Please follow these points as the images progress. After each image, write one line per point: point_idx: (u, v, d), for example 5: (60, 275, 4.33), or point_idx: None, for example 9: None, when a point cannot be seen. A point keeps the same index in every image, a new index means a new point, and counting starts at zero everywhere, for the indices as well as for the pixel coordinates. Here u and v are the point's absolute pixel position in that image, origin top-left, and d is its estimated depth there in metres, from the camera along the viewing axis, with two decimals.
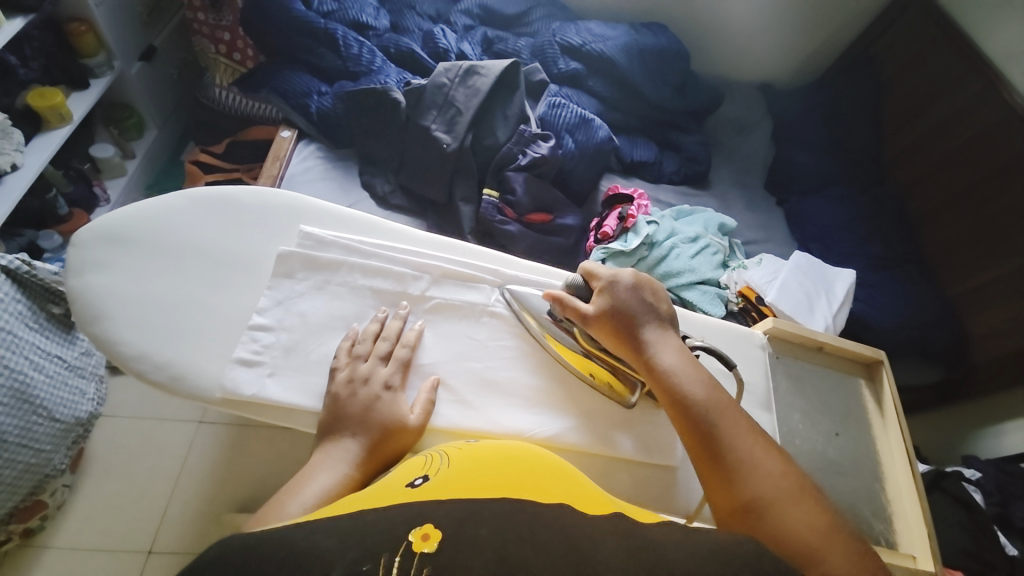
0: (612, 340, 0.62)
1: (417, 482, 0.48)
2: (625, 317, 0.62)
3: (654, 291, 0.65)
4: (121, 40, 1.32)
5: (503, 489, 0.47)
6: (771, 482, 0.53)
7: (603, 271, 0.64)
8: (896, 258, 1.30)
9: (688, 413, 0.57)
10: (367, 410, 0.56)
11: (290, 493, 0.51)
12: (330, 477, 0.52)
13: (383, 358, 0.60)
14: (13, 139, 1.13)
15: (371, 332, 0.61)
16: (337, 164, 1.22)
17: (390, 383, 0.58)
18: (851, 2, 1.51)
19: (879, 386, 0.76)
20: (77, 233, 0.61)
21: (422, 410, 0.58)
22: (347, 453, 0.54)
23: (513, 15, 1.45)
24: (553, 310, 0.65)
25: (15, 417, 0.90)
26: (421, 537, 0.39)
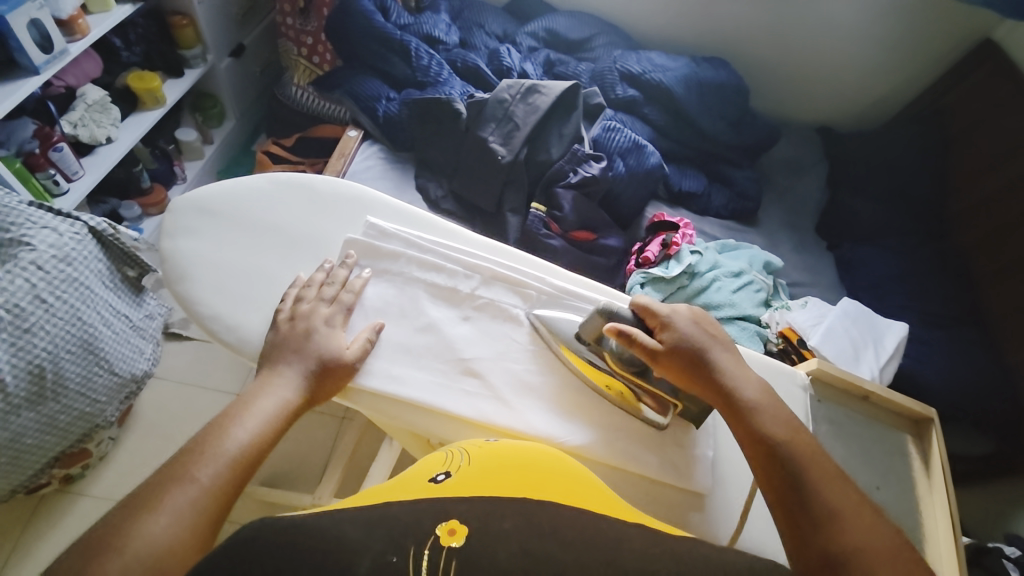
0: (676, 376, 0.61)
1: (439, 478, 0.51)
2: (691, 354, 0.61)
3: (710, 325, 0.65)
4: (216, 36, 1.45)
5: (522, 487, 0.49)
6: (844, 499, 0.53)
7: (662, 306, 0.64)
8: (951, 318, 1.24)
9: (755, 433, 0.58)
10: (303, 344, 0.57)
11: (230, 421, 0.51)
12: (272, 404, 0.53)
13: (326, 300, 0.61)
14: (111, 115, 1.25)
15: (319, 277, 0.62)
16: (396, 166, 1.28)
17: (330, 322, 0.60)
18: (923, 52, 1.48)
19: (927, 444, 0.73)
20: (174, 201, 0.68)
21: (360, 346, 0.60)
22: (286, 380, 0.55)
23: (577, 41, 1.50)
24: (584, 337, 0.64)
25: (79, 365, 0.97)
26: (449, 533, 0.42)
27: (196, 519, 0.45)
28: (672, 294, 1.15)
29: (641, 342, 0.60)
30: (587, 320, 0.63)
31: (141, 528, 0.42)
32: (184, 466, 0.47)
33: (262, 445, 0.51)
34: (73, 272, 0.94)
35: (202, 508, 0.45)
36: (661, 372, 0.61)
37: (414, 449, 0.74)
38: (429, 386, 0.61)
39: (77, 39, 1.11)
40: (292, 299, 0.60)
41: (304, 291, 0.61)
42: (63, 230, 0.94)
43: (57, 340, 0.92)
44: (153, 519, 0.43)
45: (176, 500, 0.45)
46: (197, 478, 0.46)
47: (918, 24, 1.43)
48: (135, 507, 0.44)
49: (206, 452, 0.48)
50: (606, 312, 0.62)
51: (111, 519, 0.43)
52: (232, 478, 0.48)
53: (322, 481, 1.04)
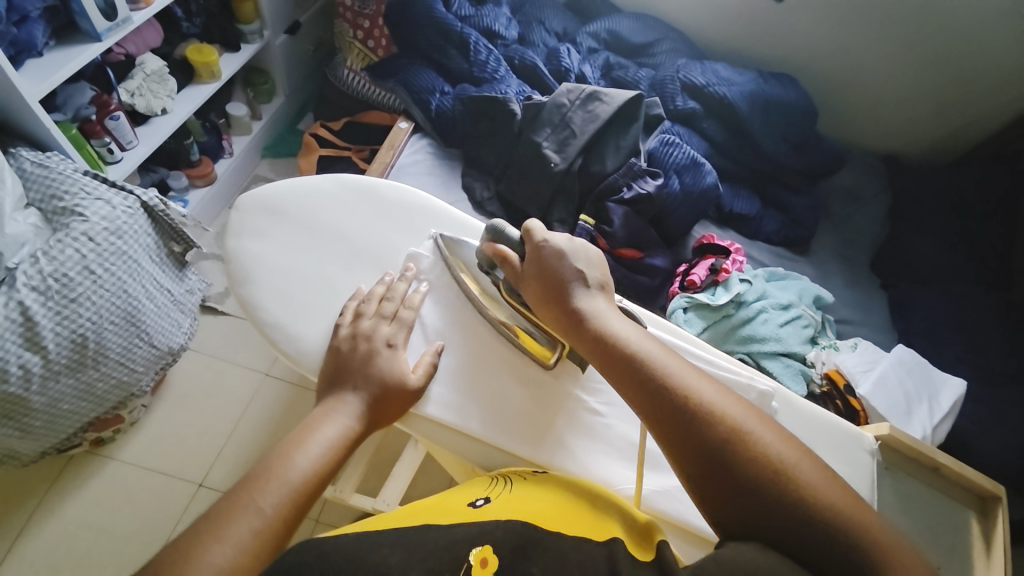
0: (543, 304, 0.58)
1: (478, 503, 0.50)
2: (554, 277, 0.57)
3: (587, 252, 0.59)
4: (275, 12, 1.43)
5: (561, 520, 0.47)
6: (719, 432, 0.46)
7: (535, 227, 0.60)
8: (1012, 376, 1.17)
9: (620, 364, 0.52)
10: (364, 365, 0.55)
11: (294, 446, 0.49)
12: (335, 430, 0.51)
13: (386, 317, 0.59)
14: (167, 86, 1.26)
15: (377, 293, 0.60)
16: (444, 162, 1.25)
17: (392, 342, 0.58)
18: (1012, 87, 1.37)
19: (992, 524, 0.69)
20: (242, 198, 0.67)
21: (423, 371, 0.58)
22: (349, 406, 0.52)
23: (639, 45, 1.44)
24: (479, 262, 0.64)
25: (121, 337, 0.98)
26: (479, 563, 0.40)
27: (257, 551, 0.42)
28: (716, 322, 1.10)
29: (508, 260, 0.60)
30: (478, 243, 0.64)
31: (205, 556, 0.40)
32: (249, 494, 0.45)
33: (325, 475, 0.49)
34: (123, 245, 0.95)
35: (262, 540, 0.43)
36: (529, 298, 0.59)
37: (454, 471, 0.73)
38: (484, 418, 0.59)
39: (140, 8, 1.10)
40: (354, 313, 0.59)
41: (365, 305, 0.59)
42: (117, 203, 0.96)
43: (101, 312, 0.93)
44: (216, 548, 0.41)
45: (240, 530, 0.42)
46: (262, 508, 0.44)
47: (1013, 55, 1.32)
48: (203, 534, 0.42)
49: (272, 479, 0.46)
50: (493, 231, 0.62)
51: (175, 542, 0.41)
52: (295, 510, 0.46)
53: (344, 475, 1.00)
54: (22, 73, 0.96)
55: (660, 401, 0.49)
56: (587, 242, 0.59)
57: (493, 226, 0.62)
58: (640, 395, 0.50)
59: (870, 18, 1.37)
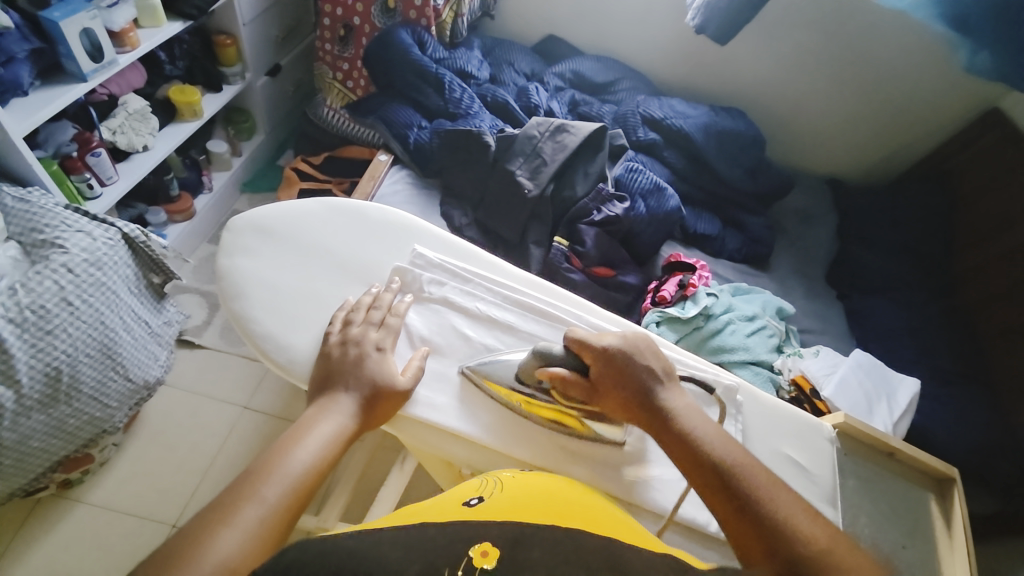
0: (619, 405, 0.58)
1: (472, 502, 0.50)
2: (627, 379, 0.58)
3: (649, 347, 0.61)
4: (256, 56, 1.50)
5: (563, 516, 0.48)
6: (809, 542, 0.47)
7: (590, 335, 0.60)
8: (960, 375, 1.26)
9: (704, 466, 0.53)
10: (354, 367, 0.57)
11: (293, 441, 0.51)
12: (331, 427, 0.53)
13: (375, 324, 0.61)
14: (150, 124, 1.29)
15: (364, 302, 0.63)
16: (422, 191, 1.31)
17: (380, 346, 0.60)
18: (930, 116, 1.54)
19: (949, 504, 0.74)
20: (232, 220, 0.70)
21: (412, 374, 0.60)
22: (343, 406, 0.54)
23: (602, 84, 1.57)
24: (522, 377, 0.62)
25: (96, 370, 0.96)
26: (482, 554, 0.40)
27: (262, 537, 0.44)
28: (687, 334, 1.15)
29: (567, 376, 0.59)
30: (524, 361, 0.62)
31: (214, 542, 0.42)
32: (252, 485, 0.47)
33: (323, 469, 0.50)
34: (102, 276, 0.95)
35: (268, 527, 0.45)
36: (601, 401, 0.59)
37: (440, 479, 0.75)
38: (472, 418, 0.61)
39: (126, 51, 1.15)
40: (342, 321, 0.61)
41: (352, 314, 0.62)
42: (98, 234, 0.97)
43: (77, 344, 0.92)
44: (225, 534, 0.43)
45: (246, 518, 0.44)
46: (265, 497, 0.46)
47: (928, 88, 1.50)
48: (210, 522, 0.43)
49: (273, 472, 0.48)
50: (540, 353, 0.61)
51: (182, 530, 0.43)
52: (297, 500, 0.48)
53: (329, 502, 0.98)
54: (6, 111, 0.98)
55: (744, 504, 0.51)
56: (643, 335, 0.61)
57: (542, 346, 0.61)
58: (727, 496, 0.51)
59: (804, 58, 1.54)
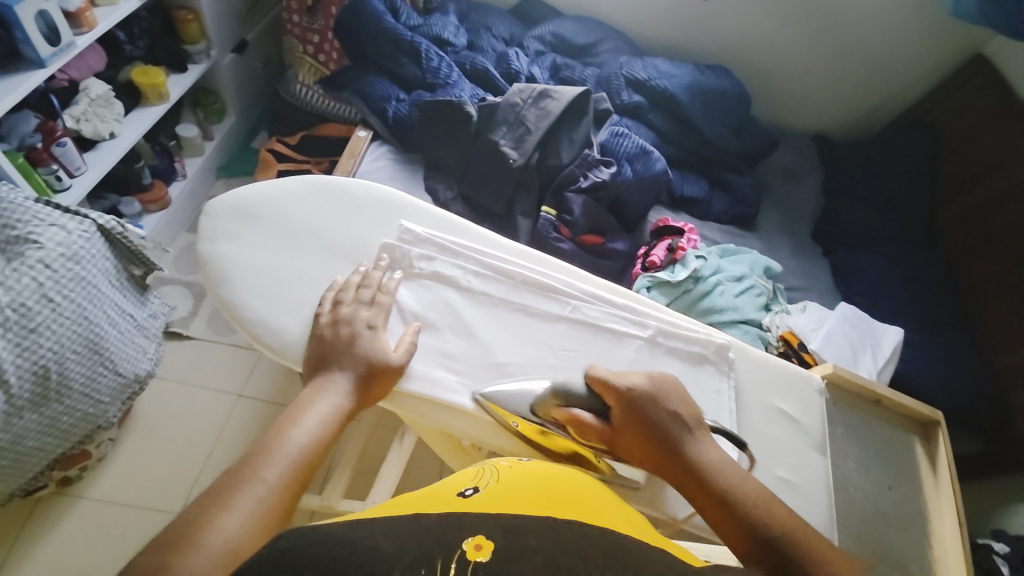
0: (644, 455, 0.57)
1: (467, 493, 0.47)
2: (652, 428, 0.56)
3: (674, 390, 0.59)
4: (220, 31, 1.42)
5: (561, 508, 0.45)
6: None
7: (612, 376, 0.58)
8: (943, 323, 1.30)
9: (734, 520, 0.52)
10: (348, 347, 0.57)
11: (289, 423, 0.51)
12: (328, 407, 0.53)
13: (365, 302, 0.61)
14: (114, 110, 1.23)
15: (353, 281, 0.62)
16: (404, 167, 1.28)
17: (372, 324, 0.60)
18: (915, 66, 1.53)
19: (934, 445, 0.77)
20: (209, 204, 0.68)
21: (405, 350, 0.60)
22: (338, 384, 0.55)
23: (583, 46, 1.52)
24: (535, 411, 0.58)
25: (84, 365, 0.95)
26: (475, 547, 0.37)
27: (264, 517, 0.44)
28: (678, 298, 1.17)
29: (586, 419, 0.56)
30: (540, 394, 0.58)
31: (215, 523, 0.42)
32: (250, 467, 0.47)
33: (322, 448, 0.51)
34: (81, 271, 0.92)
35: (268, 507, 0.45)
36: (624, 448, 0.57)
37: (441, 453, 0.76)
38: (469, 390, 0.61)
39: (83, 32, 1.08)
40: (332, 300, 0.61)
41: (341, 293, 0.61)
42: (72, 228, 0.93)
43: (63, 340, 0.90)
44: (225, 517, 0.42)
45: (246, 500, 0.44)
46: (265, 478, 0.46)
47: (912, 37, 1.49)
48: (209, 506, 0.43)
49: (272, 453, 0.48)
50: (557, 390, 0.58)
51: (181, 517, 0.43)
52: (297, 480, 0.48)
53: (330, 482, 1.00)
54: None
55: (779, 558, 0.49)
56: (667, 376, 0.60)
57: (557, 379, 0.58)
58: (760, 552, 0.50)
59: (789, 10, 1.50)
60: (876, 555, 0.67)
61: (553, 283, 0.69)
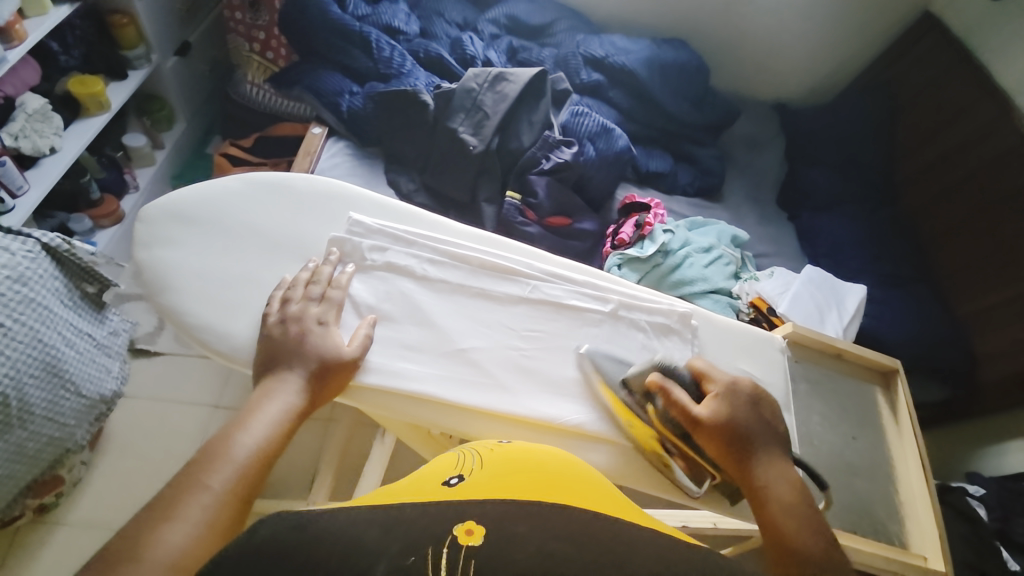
0: (719, 452, 0.56)
1: (452, 481, 0.44)
2: (737, 427, 0.57)
3: (772, 407, 0.60)
4: (160, 34, 1.37)
5: (547, 492, 0.42)
6: None
7: (720, 375, 0.60)
8: (907, 277, 1.34)
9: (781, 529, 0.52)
10: (298, 345, 0.56)
11: (237, 427, 0.51)
12: (279, 407, 0.53)
13: (315, 299, 0.60)
14: (53, 123, 1.17)
15: (301, 278, 0.61)
16: (364, 161, 1.25)
17: (323, 320, 0.59)
18: (866, 27, 1.56)
19: (894, 394, 0.79)
20: (146, 210, 0.65)
21: (359, 343, 0.59)
22: (289, 384, 0.54)
23: (539, 26, 1.50)
24: (630, 384, 0.60)
25: (45, 389, 0.92)
26: (466, 532, 0.35)
27: (209, 525, 0.44)
28: (648, 273, 1.17)
29: (679, 401, 0.57)
30: (637, 368, 0.61)
31: (157, 536, 0.41)
32: (196, 476, 0.46)
33: (272, 450, 0.51)
34: (30, 292, 0.88)
35: (216, 515, 0.45)
36: (700, 440, 0.57)
37: (415, 444, 0.76)
38: (431, 378, 0.61)
39: (14, 46, 1.02)
40: (282, 299, 0.59)
41: (290, 291, 0.60)
42: (15, 248, 0.88)
43: (19, 365, 0.87)
44: (169, 528, 0.42)
45: (191, 509, 0.44)
46: (210, 485, 0.46)
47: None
48: (153, 517, 0.43)
49: (218, 460, 0.48)
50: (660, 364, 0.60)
51: (125, 531, 0.42)
52: (244, 484, 0.48)
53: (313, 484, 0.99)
54: None
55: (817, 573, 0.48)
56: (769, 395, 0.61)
57: (661, 358, 0.60)
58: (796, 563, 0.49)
59: None
60: (843, 504, 0.69)
61: (511, 265, 0.69)
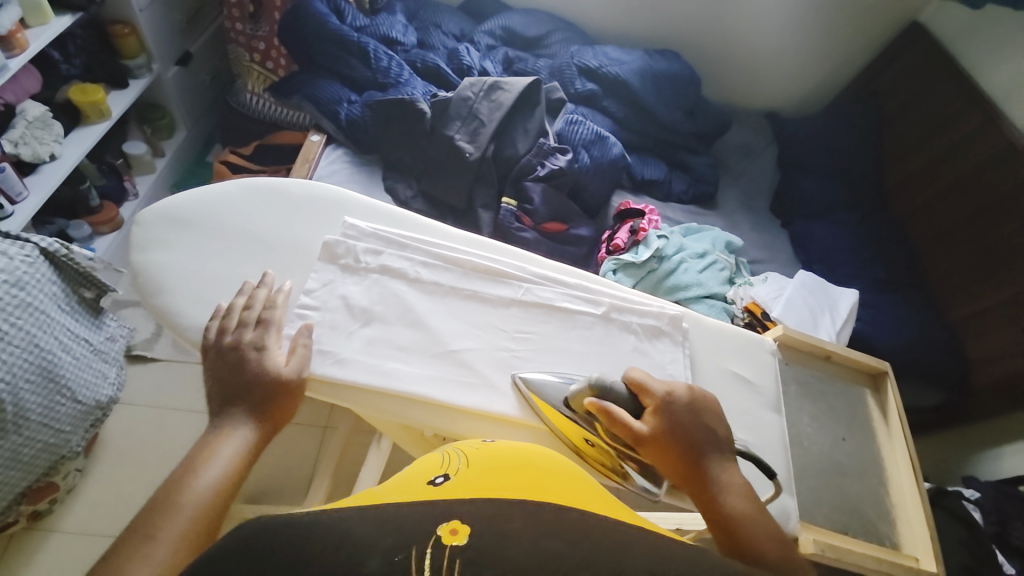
0: (666, 458, 0.55)
1: (437, 481, 0.43)
2: (679, 432, 0.56)
3: (713, 405, 0.60)
4: (160, 44, 1.39)
5: (537, 492, 0.41)
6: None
7: (655, 383, 0.58)
8: (898, 282, 1.35)
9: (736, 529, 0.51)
10: (237, 376, 0.55)
11: (191, 470, 0.49)
12: (230, 442, 0.52)
13: (250, 323, 0.58)
14: (53, 131, 1.19)
15: (236, 305, 0.59)
16: (363, 168, 1.27)
17: (257, 344, 0.57)
18: (853, 38, 1.59)
19: (884, 396, 0.80)
20: (142, 214, 0.66)
21: (297, 362, 0.58)
22: (238, 415, 0.53)
23: (534, 38, 1.53)
24: (572, 404, 0.59)
25: (40, 395, 0.92)
26: (450, 531, 0.33)
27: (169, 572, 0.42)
28: (642, 278, 1.19)
29: (619, 419, 0.56)
30: (574, 388, 0.58)
31: None
32: (149, 525, 0.44)
33: (230, 487, 0.49)
34: (26, 297, 0.89)
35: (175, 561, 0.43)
36: (647, 448, 0.56)
37: (408, 445, 0.76)
38: (424, 379, 0.61)
39: (15, 54, 1.04)
40: (226, 328, 0.58)
41: (227, 317, 0.59)
42: (13, 252, 0.88)
43: (14, 370, 0.87)
44: None
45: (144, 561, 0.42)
46: (163, 533, 0.44)
47: (848, 10, 1.54)
48: (106, 574, 0.41)
49: (174, 505, 0.46)
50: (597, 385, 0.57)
51: None
52: (202, 527, 0.46)
53: (310, 490, 0.99)
54: None
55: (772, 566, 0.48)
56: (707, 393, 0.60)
57: (596, 373, 0.58)
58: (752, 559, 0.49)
59: None
60: (834, 506, 0.69)
61: (503, 269, 0.70)
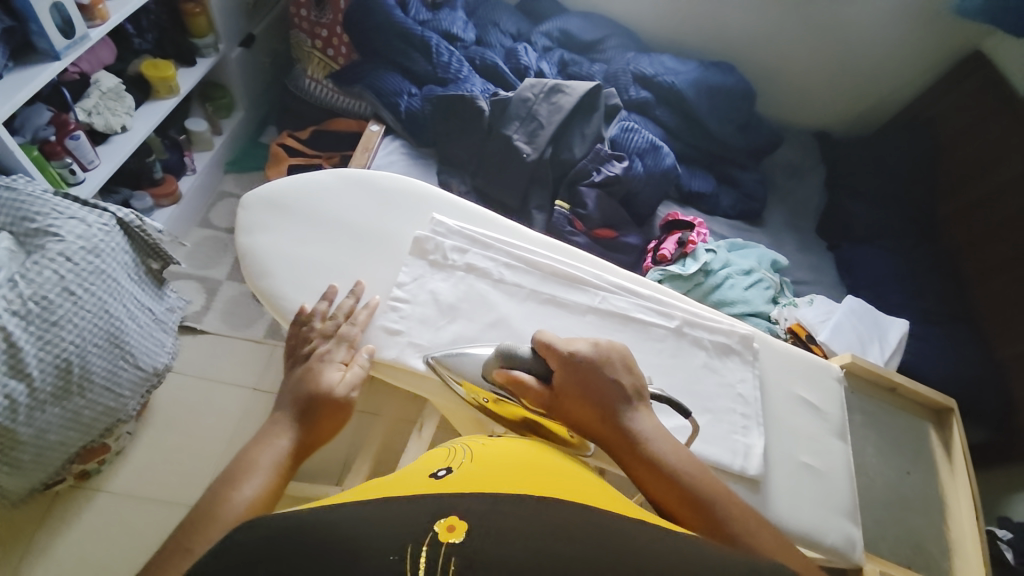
0: (577, 415, 0.55)
1: (440, 474, 0.43)
2: (586, 388, 0.55)
3: (620, 356, 0.58)
4: (228, 25, 1.42)
5: (538, 487, 0.40)
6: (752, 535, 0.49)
7: (557, 342, 0.57)
8: (946, 314, 1.32)
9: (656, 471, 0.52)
10: (299, 387, 0.57)
11: (232, 483, 0.49)
12: (272, 453, 0.53)
13: (329, 334, 0.61)
14: (125, 103, 1.22)
15: (321, 311, 0.62)
16: (418, 161, 1.28)
17: (329, 357, 0.59)
18: (915, 62, 1.56)
19: (949, 433, 0.79)
20: (247, 199, 0.71)
21: (356, 379, 0.59)
22: (279, 425, 0.55)
23: (591, 42, 1.53)
24: (488, 377, 0.58)
25: (105, 359, 0.95)
26: (447, 528, 0.33)
27: None
28: (689, 291, 1.19)
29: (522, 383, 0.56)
30: (488, 361, 0.58)
31: None
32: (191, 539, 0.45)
33: (270, 500, 0.50)
34: (101, 264, 0.92)
35: None
36: (562, 409, 0.55)
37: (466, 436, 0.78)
38: None
39: (97, 25, 1.08)
40: (305, 335, 0.61)
41: (309, 324, 0.61)
42: (91, 221, 0.93)
43: (84, 334, 0.90)
44: None
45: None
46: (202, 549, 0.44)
47: (913, 33, 1.51)
48: None
49: (216, 519, 0.47)
50: (503, 355, 0.58)
51: None
52: None
53: (353, 472, 1.01)
54: None
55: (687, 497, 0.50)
56: (612, 343, 0.58)
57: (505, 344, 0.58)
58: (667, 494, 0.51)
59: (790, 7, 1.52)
60: (894, 537, 0.69)
61: (581, 275, 0.71)
